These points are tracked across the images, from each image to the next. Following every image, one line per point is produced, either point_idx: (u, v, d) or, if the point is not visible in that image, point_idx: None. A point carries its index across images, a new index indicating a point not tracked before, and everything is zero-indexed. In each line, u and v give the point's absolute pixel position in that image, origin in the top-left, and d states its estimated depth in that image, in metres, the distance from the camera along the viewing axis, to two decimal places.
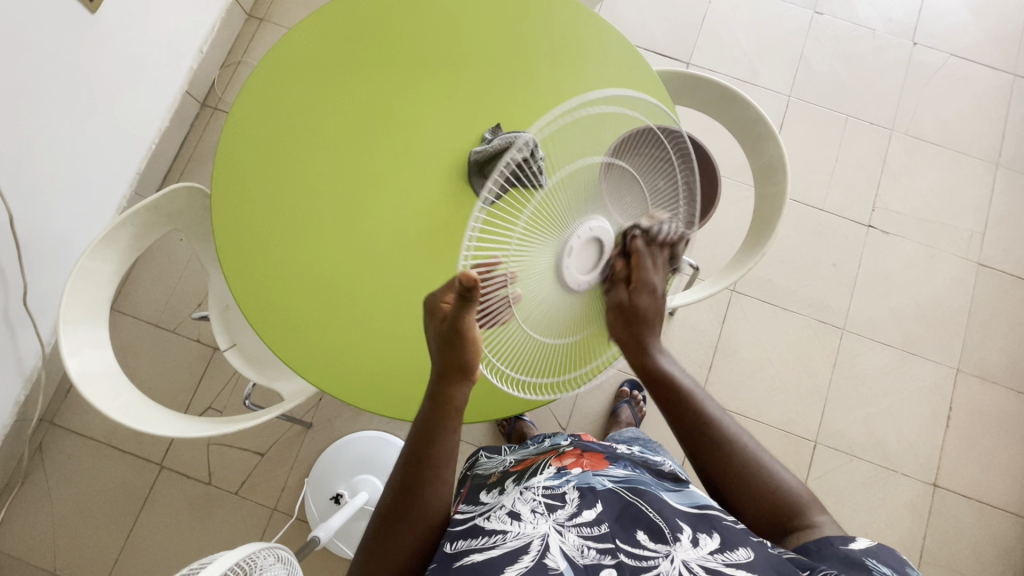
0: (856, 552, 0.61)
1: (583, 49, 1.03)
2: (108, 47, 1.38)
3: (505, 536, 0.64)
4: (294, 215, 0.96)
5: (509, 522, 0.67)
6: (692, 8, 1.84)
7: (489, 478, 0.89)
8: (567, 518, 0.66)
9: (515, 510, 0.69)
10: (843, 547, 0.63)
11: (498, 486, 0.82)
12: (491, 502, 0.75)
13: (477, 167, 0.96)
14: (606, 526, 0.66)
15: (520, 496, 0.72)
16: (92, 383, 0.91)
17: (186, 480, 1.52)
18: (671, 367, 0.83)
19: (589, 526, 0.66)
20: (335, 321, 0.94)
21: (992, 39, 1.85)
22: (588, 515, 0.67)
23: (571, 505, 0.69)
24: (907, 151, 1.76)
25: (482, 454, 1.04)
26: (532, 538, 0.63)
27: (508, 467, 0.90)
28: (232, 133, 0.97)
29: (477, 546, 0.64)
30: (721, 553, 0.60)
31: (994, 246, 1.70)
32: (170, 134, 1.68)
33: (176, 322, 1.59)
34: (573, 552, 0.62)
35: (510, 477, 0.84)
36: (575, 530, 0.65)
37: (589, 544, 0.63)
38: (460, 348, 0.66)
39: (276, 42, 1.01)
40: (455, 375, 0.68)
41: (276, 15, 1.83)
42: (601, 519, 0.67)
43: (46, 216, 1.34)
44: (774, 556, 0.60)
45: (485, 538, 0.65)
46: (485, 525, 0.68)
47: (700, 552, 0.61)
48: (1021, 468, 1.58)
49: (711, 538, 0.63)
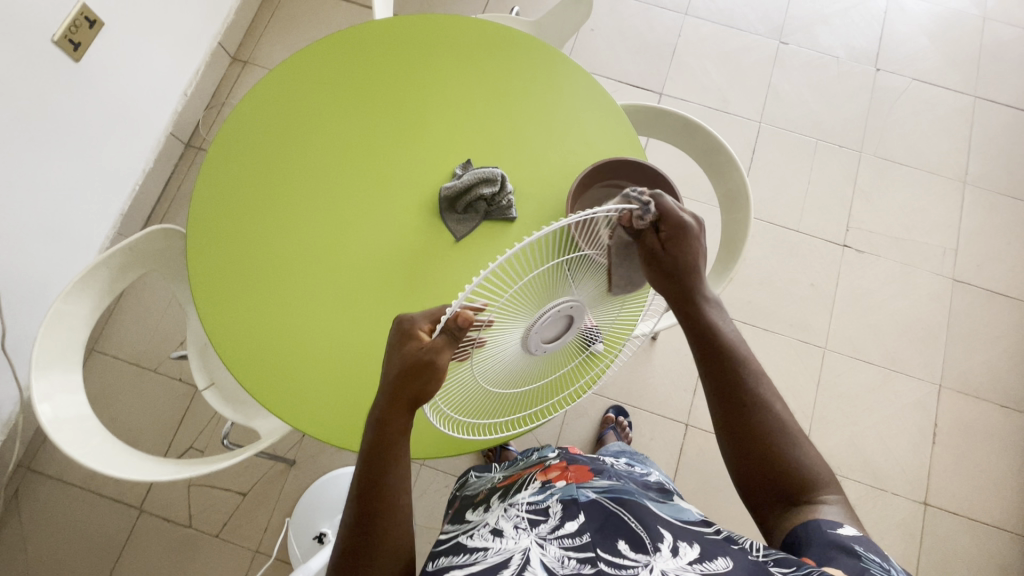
0: (844, 538, 0.62)
1: (550, 89, 1.07)
2: (88, 91, 1.42)
3: (486, 552, 0.63)
4: (268, 258, 0.98)
5: (492, 538, 0.66)
6: (663, 41, 1.91)
7: (477, 496, 0.89)
8: (549, 531, 0.65)
9: (499, 527, 0.68)
10: (832, 533, 0.63)
11: (484, 503, 0.83)
12: (476, 520, 0.75)
13: (448, 203, 0.99)
14: (588, 536, 0.64)
15: (504, 513, 0.71)
16: (62, 428, 0.90)
17: (166, 523, 1.48)
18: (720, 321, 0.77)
19: (570, 538, 0.64)
20: (308, 356, 0.95)
21: (951, 63, 1.93)
22: (570, 527, 0.65)
23: (554, 518, 0.67)
24: (876, 171, 1.81)
25: (472, 474, 1.02)
26: (513, 553, 0.61)
27: (497, 484, 0.90)
28: (209, 171, 1.00)
29: (457, 563, 0.63)
30: (700, 563, 0.59)
31: (968, 262, 1.73)
32: (154, 175, 1.69)
33: (158, 361, 1.58)
34: (553, 564, 0.60)
35: (496, 493, 0.85)
36: (556, 543, 0.63)
37: (570, 554, 0.61)
38: (424, 379, 0.64)
39: (250, 90, 1.04)
40: (403, 403, 0.66)
41: (259, 58, 1.87)
42: (583, 530, 0.65)
43: (23, 257, 1.34)
44: (752, 562, 0.59)
45: (467, 554, 0.64)
46: (467, 543, 0.67)
47: (680, 562, 0.59)
48: (1011, 482, 1.57)
49: (691, 547, 0.62)
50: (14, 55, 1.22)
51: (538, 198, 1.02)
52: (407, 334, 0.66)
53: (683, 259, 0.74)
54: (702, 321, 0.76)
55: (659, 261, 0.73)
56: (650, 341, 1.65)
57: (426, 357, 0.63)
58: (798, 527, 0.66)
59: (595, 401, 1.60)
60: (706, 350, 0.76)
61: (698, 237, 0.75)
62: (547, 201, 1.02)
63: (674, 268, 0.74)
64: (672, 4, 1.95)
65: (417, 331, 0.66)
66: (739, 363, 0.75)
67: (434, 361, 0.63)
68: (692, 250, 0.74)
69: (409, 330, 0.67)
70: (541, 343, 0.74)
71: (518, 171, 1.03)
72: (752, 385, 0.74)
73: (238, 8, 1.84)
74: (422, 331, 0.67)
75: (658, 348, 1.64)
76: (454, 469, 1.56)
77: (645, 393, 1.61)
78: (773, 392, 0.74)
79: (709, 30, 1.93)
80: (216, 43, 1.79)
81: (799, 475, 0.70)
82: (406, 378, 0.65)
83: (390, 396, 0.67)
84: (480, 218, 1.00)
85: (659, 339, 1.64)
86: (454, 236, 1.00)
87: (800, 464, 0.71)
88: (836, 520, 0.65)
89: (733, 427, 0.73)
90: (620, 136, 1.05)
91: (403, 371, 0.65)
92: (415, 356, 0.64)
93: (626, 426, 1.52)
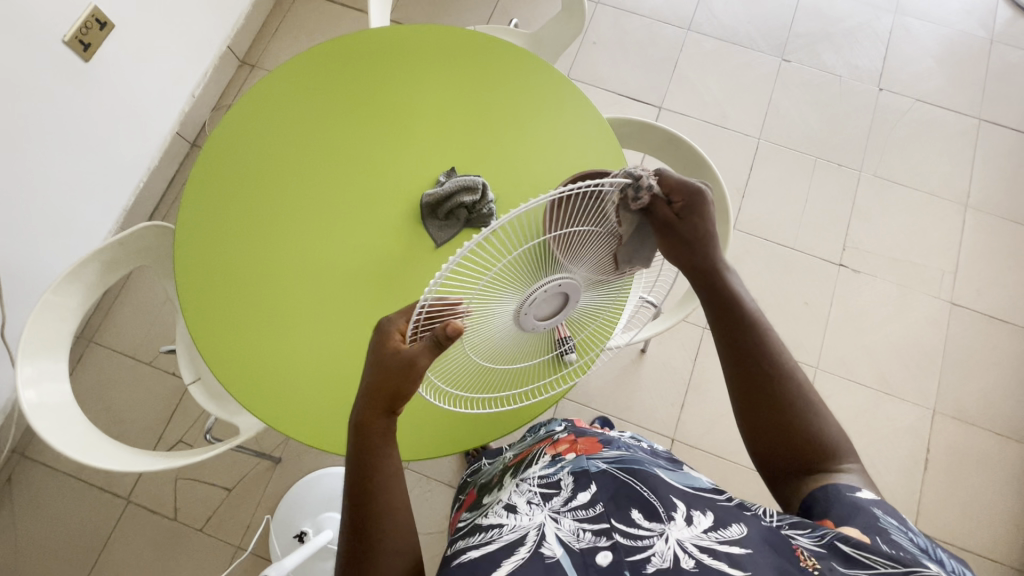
0: (865, 500, 0.63)
1: (535, 101, 1.08)
2: (95, 90, 1.46)
3: (502, 530, 0.67)
4: (253, 264, 0.99)
5: (506, 515, 0.70)
6: (664, 56, 1.92)
7: (491, 478, 0.93)
8: (562, 504, 0.69)
9: (512, 502, 0.72)
10: (850, 495, 0.64)
11: (499, 483, 0.87)
12: (490, 501, 0.80)
13: (429, 210, 1.01)
14: (600, 506, 0.67)
15: (516, 489, 0.76)
16: (43, 415, 0.92)
17: (152, 515, 1.50)
18: (737, 286, 0.77)
19: (583, 509, 0.67)
20: (286, 355, 0.96)
21: (956, 84, 1.91)
22: (582, 498, 0.69)
23: (566, 490, 0.71)
24: (875, 191, 1.80)
25: (484, 461, 1.07)
26: (528, 530, 0.65)
27: (508, 463, 0.93)
28: (200, 171, 1.02)
29: (474, 543, 0.66)
30: (714, 531, 0.60)
31: (967, 285, 1.71)
32: (159, 173, 1.73)
33: (153, 355, 1.61)
34: (568, 537, 0.63)
35: (508, 471, 0.88)
36: (570, 515, 0.67)
37: (584, 526, 0.64)
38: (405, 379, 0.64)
39: (237, 101, 1.07)
40: (383, 402, 0.67)
41: (266, 61, 1.92)
42: (595, 500, 0.68)
43: (25, 248, 1.39)
44: (767, 530, 0.60)
45: (484, 534, 0.68)
46: (484, 522, 0.71)
47: (695, 530, 0.61)
48: (1006, 513, 1.54)
49: (704, 516, 0.63)
50: (20, 53, 1.27)
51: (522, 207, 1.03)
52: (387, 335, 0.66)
53: (701, 226, 0.71)
54: (724, 292, 0.76)
55: (674, 230, 0.71)
56: (640, 354, 1.65)
57: (407, 359, 0.63)
58: (815, 488, 0.67)
59: (583, 411, 1.60)
60: (728, 323, 0.76)
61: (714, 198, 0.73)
62: None
63: (692, 238, 0.72)
64: (674, 19, 1.96)
65: (394, 333, 0.65)
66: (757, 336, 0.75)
67: (415, 363, 0.63)
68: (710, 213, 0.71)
69: (384, 335, 0.66)
70: (538, 320, 0.75)
71: (501, 179, 1.04)
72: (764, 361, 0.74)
73: (249, 13, 1.89)
74: (399, 332, 0.66)
75: (647, 362, 1.64)
76: (439, 474, 1.56)
77: (633, 406, 1.60)
78: (786, 359, 0.74)
79: (711, 46, 1.94)
80: (225, 46, 1.83)
81: (813, 448, 0.70)
82: (385, 378, 0.65)
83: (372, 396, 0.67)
84: (462, 224, 1.02)
85: (647, 353, 1.64)
86: (435, 242, 1.01)
87: (813, 435, 0.71)
88: (856, 485, 0.66)
89: (746, 393, 0.74)
90: (603, 148, 1.06)
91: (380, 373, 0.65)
92: (395, 357, 0.64)
93: None
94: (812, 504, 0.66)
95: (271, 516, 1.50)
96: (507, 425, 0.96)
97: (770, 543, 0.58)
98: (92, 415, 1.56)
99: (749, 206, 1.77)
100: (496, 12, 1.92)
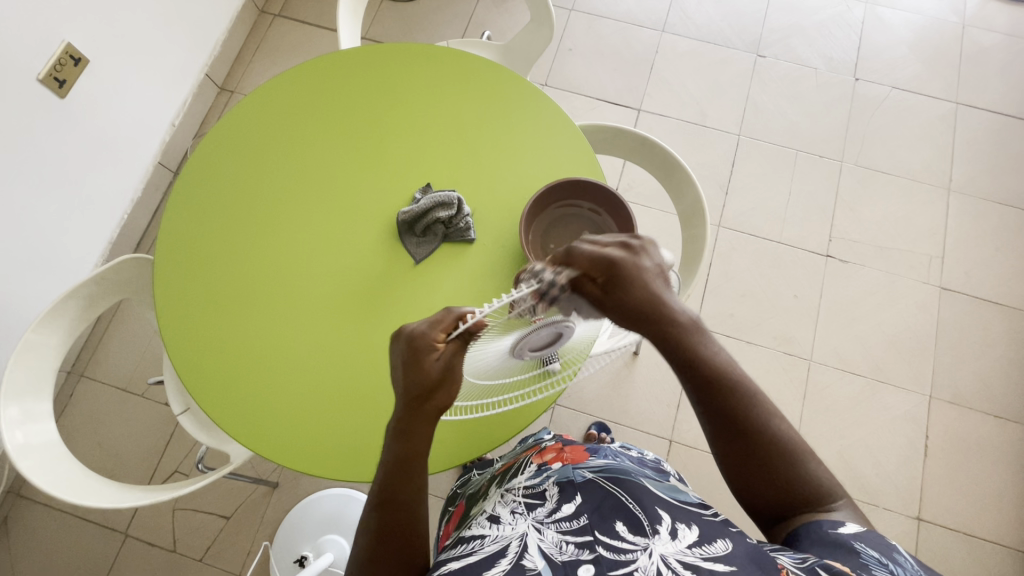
0: (845, 535, 0.62)
1: (510, 115, 1.09)
2: (75, 125, 1.48)
3: (483, 541, 0.66)
4: (236, 299, 0.99)
5: (489, 526, 0.69)
6: (640, 58, 1.93)
7: (479, 487, 0.92)
8: (546, 516, 0.68)
9: (496, 513, 0.71)
10: (832, 531, 0.64)
11: (485, 493, 0.86)
12: (476, 510, 0.79)
13: (407, 226, 1.01)
14: (584, 518, 0.66)
15: (501, 500, 0.75)
16: (28, 457, 0.91)
17: (151, 548, 1.49)
18: (722, 356, 0.70)
19: (567, 520, 0.66)
20: (265, 379, 0.96)
21: (930, 70, 1.92)
22: (567, 509, 0.68)
23: (551, 501, 0.70)
24: (859, 180, 1.80)
25: (475, 471, 1.05)
26: (510, 541, 0.64)
27: (495, 472, 0.93)
28: (182, 193, 1.03)
29: (456, 554, 0.65)
30: (699, 547, 0.60)
31: (955, 270, 1.71)
32: (143, 203, 1.73)
33: (144, 386, 1.60)
34: (551, 549, 0.63)
35: (495, 480, 0.88)
36: (554, 527, 0.66)
37: (567, 538, 0.64)
38: (443, 388, 0.64)
39: (208, 134, 1.06)
40: (425, 416, 0.66)
41: (245, 86, 1.92)
42: (580, 511, 0.67)
43: (11, 287, 1.39)
44: (752, 547, 0.60)
45: (465, 545, 0.67)
46: (466, 533, 0.70)
47: (679, 545, 0.60)
48: (1006, 494, 1.53)
49: (689, 530, 0.63)
50: None
51: (496, 220, 1.03)
52: (424, 347, 0.62)
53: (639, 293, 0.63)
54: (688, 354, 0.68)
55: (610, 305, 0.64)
56: (634, 356, 1.64)
57: (446, 369, 0.63)
58: (801, 526, 0.67)
59: (577, 418, 1.59)
60: (701, 385, 0.70)
61: (638, 261, 0.64)
62: (506, 222, 1.03)
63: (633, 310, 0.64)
64: (648, 22, 1.97)
65: (432, 344, 0.62)
66: (733, 393, 0.70)
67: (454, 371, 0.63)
68: (639, 279, 0.63)
69: (423, 344, 0.63)
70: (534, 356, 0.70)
71: (476, 194, 1.04)
72: (747, 413, 0.70)
73: (225, 39, 1.89)
74: (438, 343, 0.63)
75: (641, 363, 1.63)
76: (436, 490, 1.54)
77: (628, 409, 1.60)
78: (773, 412, 0.71)
79: (686, 46, 1.95)
80: (204, 74, 1.84)
81: (796, 493, 0.69)
82: (423, 396, 0.64)
83: (413, 410, 0.65)
84: (439, 240, 1.01)
85: (641, 355, 1.63)
86: (413, 258, 1.01)
87: (802, 481, 0.69)
88: (841, 520, 0.66)
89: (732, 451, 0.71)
90: (575, 160, 1.06)
91: (423, 383, 0.63)
92: (434, 368, 0.63)
93: (608, 443, 1.50)
94: (794, 541, 0.66)
95: (270, 541, 1.49)
96: (495, 441, 0.94)
97: (754, 559, 0.58)
98: (87, 452, 1.55)
99: (732, 202, 1.78)
100: (470, 26, 1.94)
